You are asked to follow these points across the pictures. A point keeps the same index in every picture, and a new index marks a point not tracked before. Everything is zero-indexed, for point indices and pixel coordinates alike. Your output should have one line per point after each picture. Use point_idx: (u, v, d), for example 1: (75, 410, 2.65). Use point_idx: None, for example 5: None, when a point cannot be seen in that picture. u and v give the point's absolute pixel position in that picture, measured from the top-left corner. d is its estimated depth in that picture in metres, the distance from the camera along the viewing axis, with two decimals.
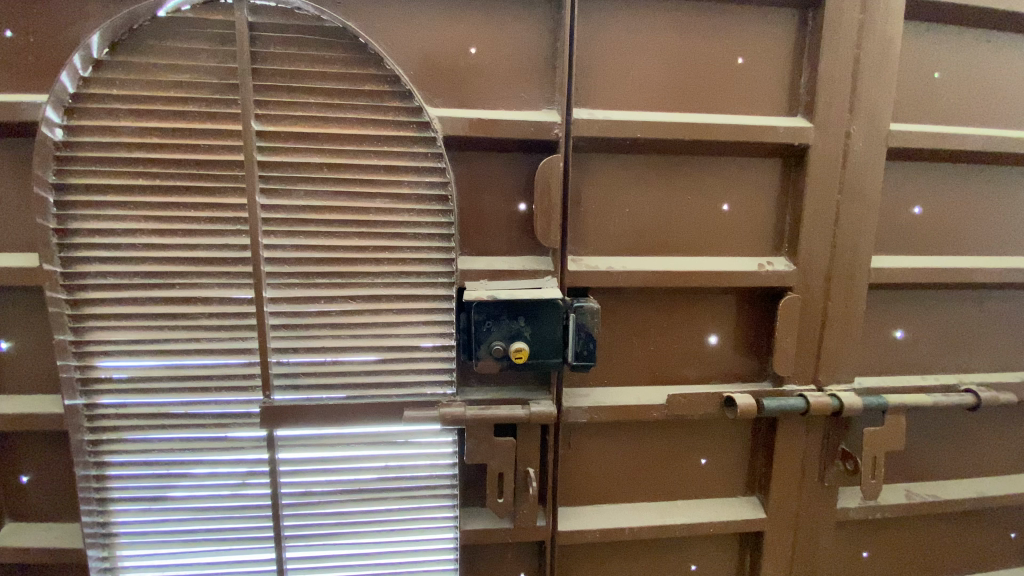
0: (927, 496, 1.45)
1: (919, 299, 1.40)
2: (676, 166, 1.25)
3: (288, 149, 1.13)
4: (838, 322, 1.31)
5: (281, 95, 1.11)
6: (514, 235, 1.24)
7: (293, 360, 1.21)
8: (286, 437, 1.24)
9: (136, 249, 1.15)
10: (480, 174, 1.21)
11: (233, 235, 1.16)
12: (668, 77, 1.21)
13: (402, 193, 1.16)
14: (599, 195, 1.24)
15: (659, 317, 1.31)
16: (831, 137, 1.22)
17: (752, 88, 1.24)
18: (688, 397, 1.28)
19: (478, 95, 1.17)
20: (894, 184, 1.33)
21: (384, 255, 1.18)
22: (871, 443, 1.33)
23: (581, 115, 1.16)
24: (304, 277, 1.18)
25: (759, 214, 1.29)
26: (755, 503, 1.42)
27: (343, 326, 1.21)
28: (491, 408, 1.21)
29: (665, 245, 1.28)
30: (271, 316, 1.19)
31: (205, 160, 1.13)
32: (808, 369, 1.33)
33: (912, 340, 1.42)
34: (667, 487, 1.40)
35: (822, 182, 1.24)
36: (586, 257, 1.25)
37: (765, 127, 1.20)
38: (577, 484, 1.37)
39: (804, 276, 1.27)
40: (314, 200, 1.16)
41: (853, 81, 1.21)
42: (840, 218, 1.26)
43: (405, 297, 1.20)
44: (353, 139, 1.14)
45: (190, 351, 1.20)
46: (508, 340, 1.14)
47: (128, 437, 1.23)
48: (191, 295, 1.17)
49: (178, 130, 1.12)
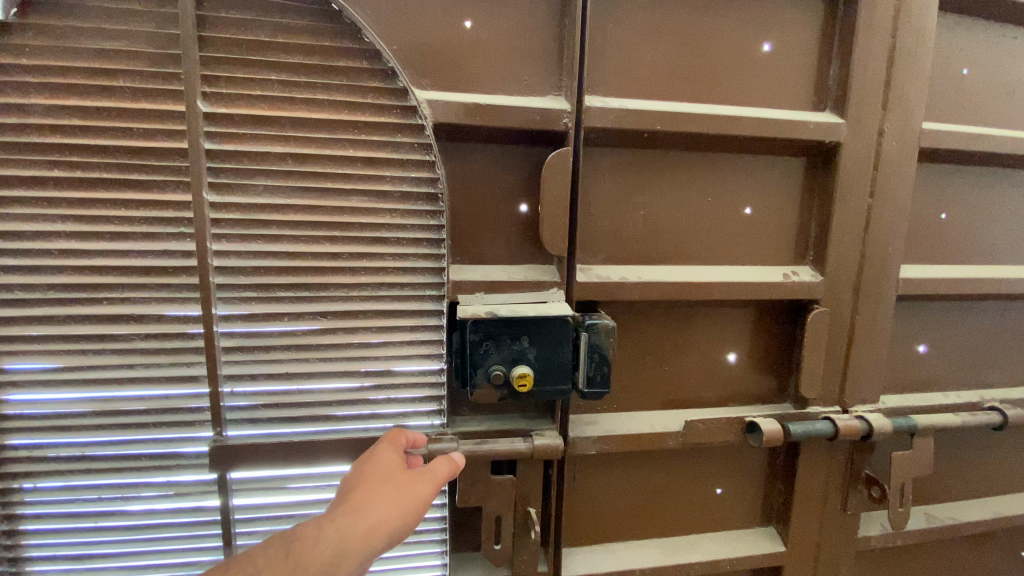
0: (947, 520, 1.35)
1: (944, 311, 1.30)
2: (696, 162, 1.11)
3: (245, 136, 0.93)
4: (866, 337, 1.20)
5: (234, 70, 0.92)
6: (514, 241, 1.06)
7: (249, 390, 1.02)
8: (241, 479, 1.04)
9: (51, 257, 0.94)
10: (474, 170, 1.02)
11: (174, 240, 0.96)
12: (690, 62, 1.06)
13: (382, 190, 0.98)
14: (611, 195, 1.08)
15: (673, 333, 1.16)
16: (864, 135, 1.11)
17: (780, 77, 1.11)
18: (708, 424, 1.15)
19: (473, 77, 0.98)
20: (924, 187, 1.23)
21: (360, 264, 1.00)
22: (899, 468, 1.22)
23: (594, 103, 1.00)
24: (263, 290, 0.99)
25: (783, 219, 1.16)
26: (772, 535, 1.29)
27: (310, 349, 1.02)
28: (487, 443, 1.04)
29: (681, 253, 1.13)
30: (222, 337, 0.99)
31: (140, 149, 0.93)
32: (833, 389, 1.21)
33: (936, 355, 1.32)
34: (678, 521, 1.26)
35: (852, 183, 1.12)
36: (595, 266, 1.09)
37: (794, 123, 1.08)
38: (580, 522, 1.20)
39: (831, 287, 1.15)
40: (275, 198, 0.96)
41: (887, 74, 1.10)
42: (871, 224, 1.15)
43: (386, 314, 1.02)
44: (324, 126, 0.95)
45: (124, 380, 1.00)
46: (509, 364, 0.98)
47: (46, 484, 1.02)
48: (123, 312, 0.97)
49: (105, 110, 0.91)
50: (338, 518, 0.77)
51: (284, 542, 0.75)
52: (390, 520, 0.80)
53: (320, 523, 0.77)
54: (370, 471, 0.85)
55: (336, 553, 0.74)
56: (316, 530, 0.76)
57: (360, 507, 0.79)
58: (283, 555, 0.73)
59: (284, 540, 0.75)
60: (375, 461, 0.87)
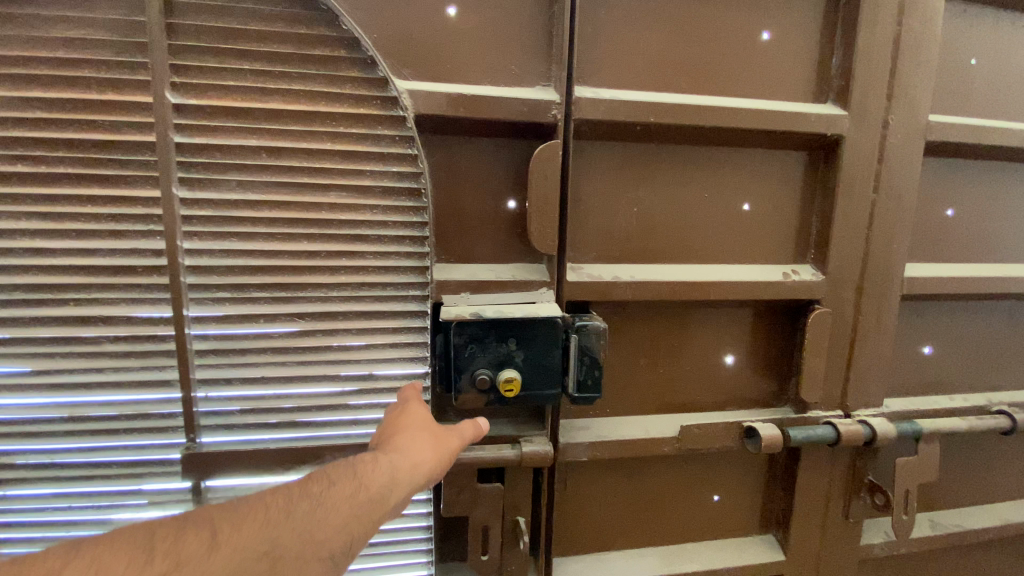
0: (952, 527, 1.31)
1: (950, 311, 1.25)
2: (692, 156, 1.06)
3: (217, 129, 0.89)
4: (869, 339, 1.15)
5: (205, 59, 0.87)
6: (501, 239, 1.01)
7: (225, 395, 0.98)
8: (217, 488, 1.00)
9: (15, 255, 0.90)
10: (459, 165, 0.97)
11: (143, 238, 0.92)
12: (685, 51, 1.02)
13: (362, 185, 0.93)
14: (603, 190, 1.04)
15: (668, 335, 1.12)
16: (867, 128, 1.06)
17: (780, 67, 1.06)
18: (704, 429, 1.10)
19: (457, 65, 0.93)
20: (929, 183, 1.18)
21: (340, 263, 0.96)
22: (903, 474, 1.18)
23: (584, 93, 0.95)
24: (238, 291, 0.95)
25: (783, 216, 1.12)
26: (772, 543, 1.24)
27: (288, 352, 0.98)
28: (473, 450, 1.00)
29: (677, 251, 1.09)
30: (196, 340, 0.95)
31: (107, 142, 0.88)
32: (835, 393, 1.17)
33: (942, 357, 1.27)
34: (674, 529, 1.21)
35: (855, 178, 1.07)
36: (587, 265, 1.05)
37: (793, 115, 1.03)
38: (572, 531, 1.16)
39: (833, 286, 1.11)
40: (250, 194, 0.92)
41: (892, 64, 1.05)
42: (874, 220, 1.10)
43: (367, 316, 0.99)
44: (301, 117, 0.90)
45: (92, 385, 0.96)
46: (496, 367, 0.93)
47: (14, 492, 0.98)
48: (91, 314, 0.93)
49: (69, 101, 0.86)
50: (388, 453, 0.81)
51: (341, 467, 0.79)
52: (433, 460, 0.83)
53: (372, 455, 0.80)
54: (410, 415, 0.88)
55: (390, 481, 0.78)
56: (370, 460, 0.80)
57: (407, 446, 0.82)
58: (342, 479, 0.77)
59: (341, 466, 0.80)
60: (413, 406, 0.90)
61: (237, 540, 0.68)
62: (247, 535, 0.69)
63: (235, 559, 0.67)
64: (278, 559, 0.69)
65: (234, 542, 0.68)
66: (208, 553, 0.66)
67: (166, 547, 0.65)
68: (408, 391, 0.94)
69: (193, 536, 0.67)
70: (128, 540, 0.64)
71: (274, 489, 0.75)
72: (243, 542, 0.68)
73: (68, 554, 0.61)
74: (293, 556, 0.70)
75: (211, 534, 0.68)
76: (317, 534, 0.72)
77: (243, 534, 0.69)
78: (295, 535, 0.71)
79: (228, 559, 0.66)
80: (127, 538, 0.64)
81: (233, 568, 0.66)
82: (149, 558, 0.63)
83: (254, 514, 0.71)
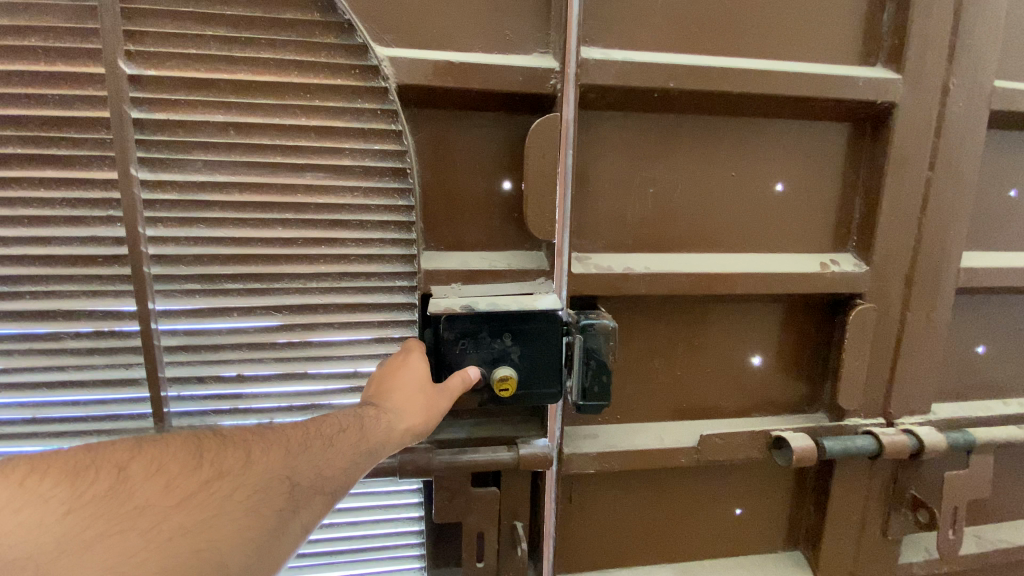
0: (1002, 544, 1.17)
1: (1009, 305, 1.10)
2: (716, 129, 0.93)
3: (178, 103, 0.79)
4: (917, 337, 1.01)
5: (163, 24, 0.77)
6: (496, 225, 0.90)
7: (197, 394, 0.91)
8: None
9: None
10: (449, 142, 0.86)
11: (103, 225, 0.83)
12: (709, 8, 0.88)
13: (341, 164, 0.84)
14: (613, 170, 0.92)
15: (687, 333, 1.00)
16: (924, 95, 0.92)
17: (821, 27, 0.92)
18: (726, 437, 0.99)
19: (446, 27, 0.81)
20: (991, 159, 1.02)
21: (318, 251, 0.87)
22: (951, 489, 1.05)
23: (592, 55, 0.83)
24: (208, 282, 0.86)
25: (820, 198, 0.98)
26: (799, 560, 1.13)
27: (264, 347, 0.90)
28: (466, 454, 0.91)
29: (697, 238, 0.96)
30: (165, 335, 0.88)
31: (55, 118, 0.78)
32: (876, 397, 1.04)
33: (998, 357, 1.12)
34: (690, 544, 1.10)
35: (907, 152, 0.93)
36: (595, 254, 0.93)
37: (836, 79, 0.89)
38: (579, 547, 1.06)
39: (877, 277, 0.97)
40: (217, 175, 0.83)
41: (954, 19, 0.90)
42: (928, 202, 0.96)
43: (349, 308, 0.90)
44: (270, 90, 0.80)
45: (54, 384, 0.89)
46: (489, 365, 0.83)
47: None
48: (48, 308, 0.85)
49: (15, 74, 0.77)
50: (387, 410, 0.74)
51: (343, 414, 0.72)
52: (427, 419, 0.76)
53: (371, 409, 0.74)
54: (409, 367, 0.80)
55: (387, 438, 0.72)
56: (371, 414, 0.73)
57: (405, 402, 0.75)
58: (347, 426, 0.70)
59: (343, 413, 0.73)
60: (417, 357, 0.81)
61: (268, 460, 0.62)
62: (274, 457, 0.62)
63: (263, 477, 0.60)
64: (298, 485, 0.62)
65: (263, 461, 0.62)
66: (245, 468, 0.60)
67: (213, 457, 0.60)
68: (409, 344, 0.85)
69: (234, 452, 0.62)
70: (179, 445, 0.60)
71: (298, 423, 0.69)
72: (270, 463, 0.62)
73: (134, 448, 0.58)
74: (310, 485, 0.63)
75: (248, 452, 0.62)
76: (328, 470, 0.65)
77: (272, 455, 0.63)
78: (311, 467, 0.64)
79: (260, 475, 0.60)
80: (180, 444, 0.60)
81: (263, 486, 0.60)
82: (197, 465, 0.58)
83: (281, 440, 0.65)
